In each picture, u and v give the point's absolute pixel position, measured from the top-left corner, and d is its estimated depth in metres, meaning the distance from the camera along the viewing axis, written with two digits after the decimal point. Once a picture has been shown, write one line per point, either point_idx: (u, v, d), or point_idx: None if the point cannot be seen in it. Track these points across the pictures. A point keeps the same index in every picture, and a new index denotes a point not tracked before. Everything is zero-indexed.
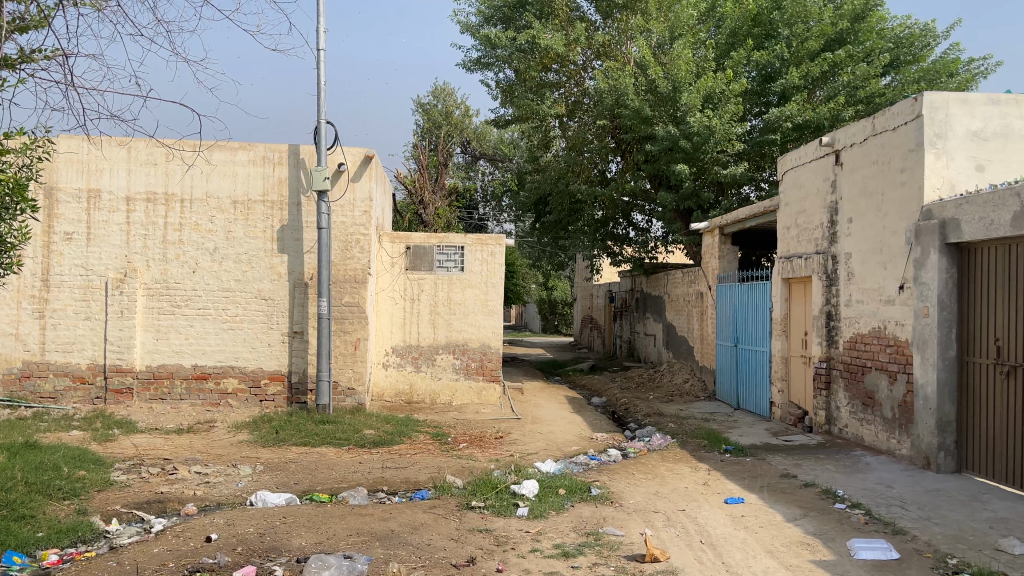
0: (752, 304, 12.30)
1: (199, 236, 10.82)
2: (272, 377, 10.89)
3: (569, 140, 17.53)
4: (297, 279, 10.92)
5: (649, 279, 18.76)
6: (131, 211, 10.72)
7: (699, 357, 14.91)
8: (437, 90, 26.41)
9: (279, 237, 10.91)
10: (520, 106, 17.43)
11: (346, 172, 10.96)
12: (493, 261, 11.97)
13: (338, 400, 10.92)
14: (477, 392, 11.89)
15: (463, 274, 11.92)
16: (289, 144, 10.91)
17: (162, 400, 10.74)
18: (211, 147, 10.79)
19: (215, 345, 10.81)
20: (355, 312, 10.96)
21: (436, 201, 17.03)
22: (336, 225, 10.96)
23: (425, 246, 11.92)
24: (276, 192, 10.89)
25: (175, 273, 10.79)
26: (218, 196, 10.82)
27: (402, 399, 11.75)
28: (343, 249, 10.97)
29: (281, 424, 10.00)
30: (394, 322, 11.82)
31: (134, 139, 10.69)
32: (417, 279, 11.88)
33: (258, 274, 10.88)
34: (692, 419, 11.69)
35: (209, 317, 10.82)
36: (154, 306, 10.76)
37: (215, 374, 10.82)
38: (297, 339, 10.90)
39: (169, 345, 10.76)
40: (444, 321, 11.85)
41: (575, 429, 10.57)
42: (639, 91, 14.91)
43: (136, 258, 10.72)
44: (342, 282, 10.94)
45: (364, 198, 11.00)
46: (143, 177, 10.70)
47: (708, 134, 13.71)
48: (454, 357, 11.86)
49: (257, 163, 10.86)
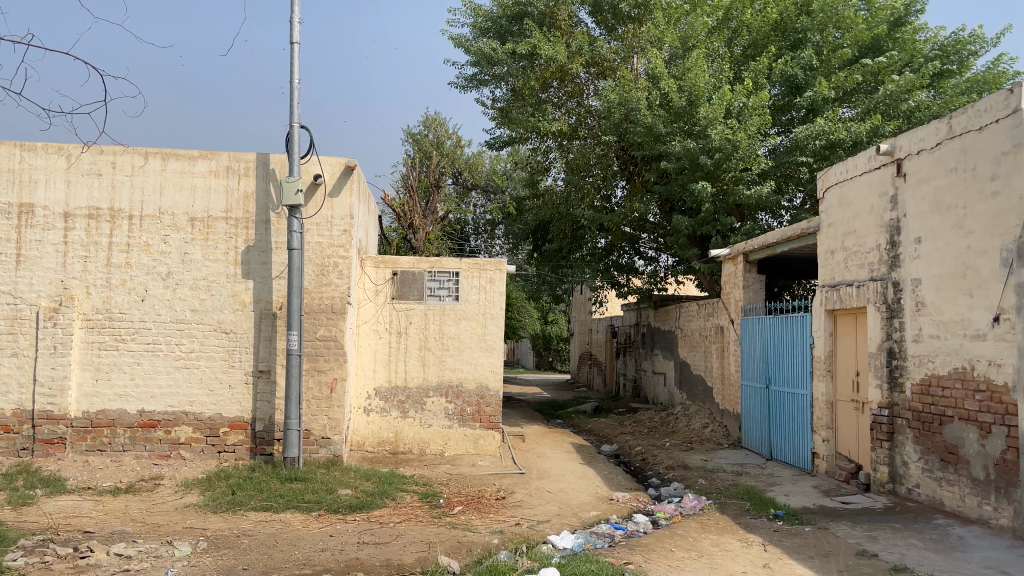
0: (787, 340, 10.78)
1: (149, 259, 9.24)
2: (233, 425, 9.26)
3: (571, 161, 16.16)
4: (264, 309, 9.36)
5: (659, 312, 17.25)
6: (70, 229, 9.15)
7: (720, 398, 13.36)
8: (427, 119, 25.19)
9: (245, 260, 9.36)
10: (519, 124, 16.06)
11: (324, 184, 9.46)
12: (493, 290, 10.46)
13: (310, 452, 9.30)
14: (473, 441, 10.28)
15: (458, 304, 10.39)
16: (258, 152, 9.43)
17: (101, 452, 9.08)
18: (166, 155, 9.30)
19: (166, 387, 9.19)
20: (332, 348, 9.37)
21: (428, 226, 15.49)
22: (312, 246, 9.43)
23: (415, 272, 10.39)
24: (241, 207, 9.38)
25: (120, 302, 9.18)
26: (173, 212, 9.29)
27: (385, 449, 10.13)
28: (318, 274, 9.43)
29: (240, 481, 8.35)
30: (377, 359, 10.23)
31: (76, 146, 9.18)
32: (405, 309, 10.32)
33: (219, 303, 9.30)
34: (723, 473, 10.09)
35: (159, 354, 9.20)
36: (94, 341, 9.14)
37: (164, 422, 9.18)
38: (263, 380, 9.30)
39: (111, 387, 9.12)
40: (435, 359, 10.28)
41: (589, 487, 8.97)
42: (651, 105, 13.56)
43: (74, 285, 9.12)
44: (316, 313, 9.38)
45: (344, 216, 9.48)
46: (85, 190, 9.17)
47: (730, 149, 12.34)
48: (447, 400, 10.28)
49: (219, 175, 9.37)
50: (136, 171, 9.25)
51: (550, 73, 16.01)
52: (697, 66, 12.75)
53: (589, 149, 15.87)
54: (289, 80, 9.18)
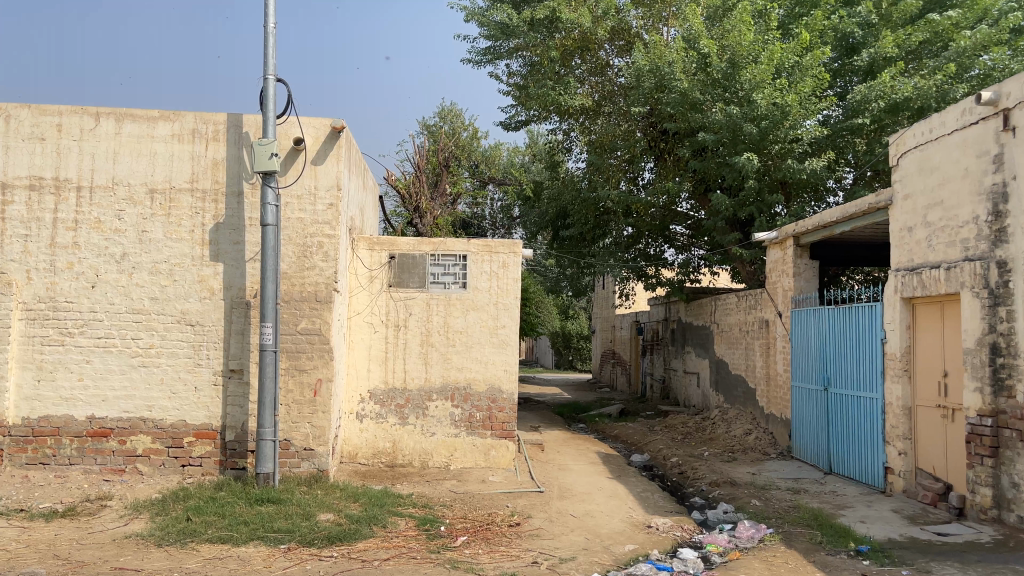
0: (851, 334, 9.20)
1: (100, 238, 7.84)
2: (200, 434, 7.84)
3: (595, 139, 14.67)
4: (235, 297, 7.93)
5: (692, 306, 15.72)
6: (8, 203, 7.76)
7: (765, 401, 11.80)
8: (442, 110, 23.83)
9: (213, 239, 7.94)
10: (537, 96, 14.61)
11: (306, 150, 8.01)
12: (507, 276, 8.97)
13: (290, 466, 7.86)
14: (483, 452, 8.80)
15: (466, 292, 8.91)
16: (229, 112, 8.00)
17: (43, 466, 7.69)
18: (121, 116, 7.91)
19: (120, 389, 7.79)
20: (315, 343, 7.93)
21: (436, 209, 13.89)
22: (291, 223, 7.99)
23: (415, 255, 8.93)
24: (208, 177, 7.95)
25: (66, 289, 7.79)
26: (129, 182, 7.88)
27: (381, 462, 8.68)
28: (299, 256, 7.98)
29: (200, 503, 6.91)
30: (372, 357, 8.78)
31: (15, 105, 7.79)
32: (404, 298, 8.86)
33: (182, 289, 7.89)
34: (778, 491, 8.54)
35: (112, 350, 7.80)
36: (36, 335, 7.76)
37: (118, 430, 7.78)
38: (234, 381, 7.87)
39: (56, 389, 7.74)
40: (440, 356, 8.82)
41: (621, 511, 7.46)
42: (688, 69, 12.18)
43: (13, 269, 7.75)
44: (297, 302, 7.94)
45: (329, 186, 8.04)
46: (25, 158, 7.78)
47: (779, 116, 10.97)
48: (453, 405, 8.80)
49: (183, 139, 7.96)
50: (86, 135, 7.85)
51: (573, 42, 14.67)
52: (741, 23, 11.38)
53: (616, 125, 14.40)
54: (263, 25, 7.75)
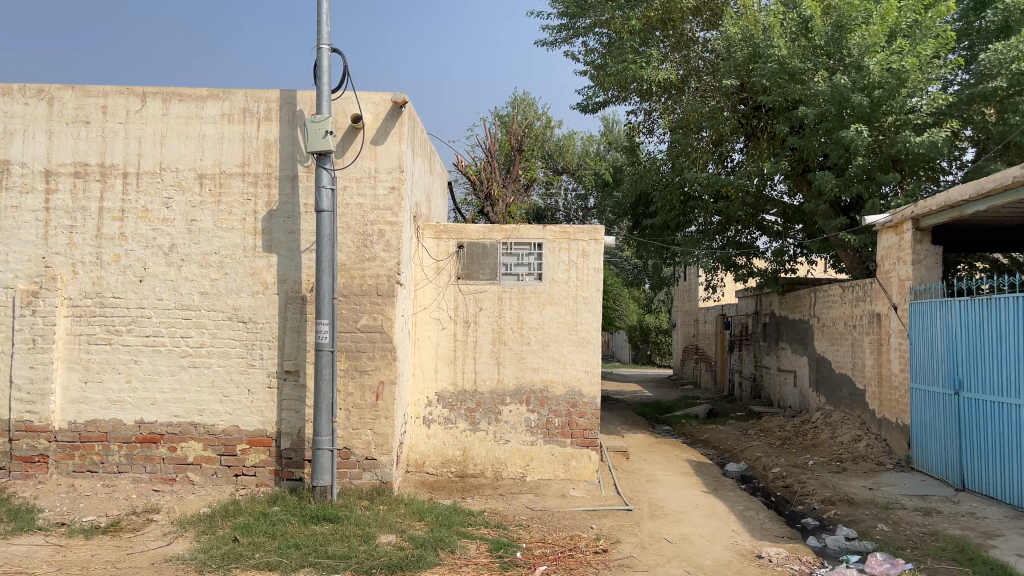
0: (987, 329, 7.92)
1: (147, 228, 7.26)
2: (253, 440, 7.19)
3: (679, 118, 13.58)
4: (290, 291, 7.24)
5: (787, 299, 14.46)
6: (52, 192, 7.23)
7: (877, 403, 10.53)
8: (514, 100, 23.02)
9: (266, 229, 7.26)
10: (616, 73, 13.62)
11: (365, 128, 7.25)
12: (587, 266, 8.03)
13: (351, 477, 7.13)
14: (563, 463, 7.90)
15: (542, 285, 8.01)
16: (282, 89, 7.30)
17: (91, 474, 7.16)
18: (168, 96, 7.30)
19: (170, 392, 7.19)
20: (377, 342, 7.17)
21: (509, 196, 13.02)
22: (350, 209, 7.24)
23: (485, 244, 8.08)
24: (260, 160, 7.28)
25: (113, 283, 7.22)
26: (177, 167, 7.27)
27: (450, 472, 7.88)
28: (359, 246, 7.23)
29: (250, 520, 6.22)
30: (440, 357, 7.99)
31: (59, 86, 7.26)
32: (473, 291, 8.02)
33: (234, 283, 7.24)
34: (906, 511, 7.36)
35: (161, 350, 7.21)
36: (82, 334, 7.21)
37: (168, 436, 7.19)
38: (289, 383, 7.19)
39: (103, 391, 7.19)
40: (514, 356, 7.96)
41: (723, 537, 6.45)
42: (786, 36, 11.07)
43: (58, 262, 7.22)
44: (356, 296, 7.20)
45: (390, 168, 7.25)
46: (70, 143, 7.24)
47: (895, 82, 9.78)
48: (529, 410, 7.93)
49: (233, 119, 7.30)
50: (131, 117, 7.27)
51: (655, 13, 13.67)
52: None
53: (703, 103, 13.31)
54: None
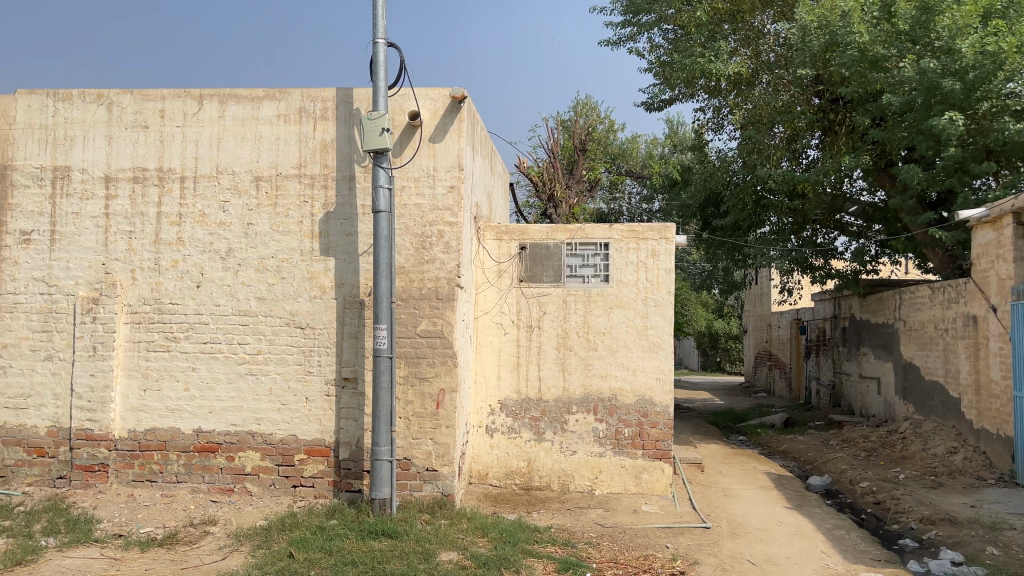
0: None
1: (205, 232, 7.11)
2: (311, 450, 6.96)
3: (751, 113, 12.98)
4: (348, 296, 7.00)
5: (869, 302, 13.66)
6: (111, 198, 7.15)
7: (974, 413, 9.75)
8: (576, 104, 22.66)
9: (323, 231, 7.04)
10: (683, 68, 13.12)
11: (423, 126, 6.97)
12: (657, 267, 7.56)
13: (411, 489, 6.83)
14: (634, 475, 7.45)
15: (609, 287, 7.58)
16: (338, 87, 7.08)
17: (150, 483, 7.03)
18: (224, 97, 7.16)
19: (227, 400, 7.02)
20: (437, 348, 6.87)
21: (573, 198, 12.60)
22: (408, 209, 6.96)
23: (549, 245, 7.70)
24: (316, 161, 7.06)
25: (171, 289, 7.10)
26: (234, 170, 7.12)
27: (515, 484, 7.52)
28: (417, 248, 6.94)
29: (307, 535, 5.96)
30: (502, 364, 7.63)
31: (118, 91, 7.19)
32: (537, 295, 7.65)
33: (291, 288, 7.04)
34: (1017, 532, 6.67)
35: (219, 357, 7.05)
36: (141, 341, 7.11)
37: (226, 446, 7.01)
38: (347, 391, 6.94)
39: (162, 399, 7.06)
40: (580, 362, 7.55)
41: (812, 559, 5.91)
42: (868, 21, 10.44)
43: (118, 268, 7.13)
44: (415, 301, 6.91)
45: (449, 166, 6.95)
46: (128, 147, 7.15)
47: (991, 65, 9.06)
48: (597, 419, 7.50)
49: (290, 119, 7.11)
50: (189, 120, 7.15)
51: (724, 5, 13.14)
52: None
53: (776, 97, 12.65)
54: None
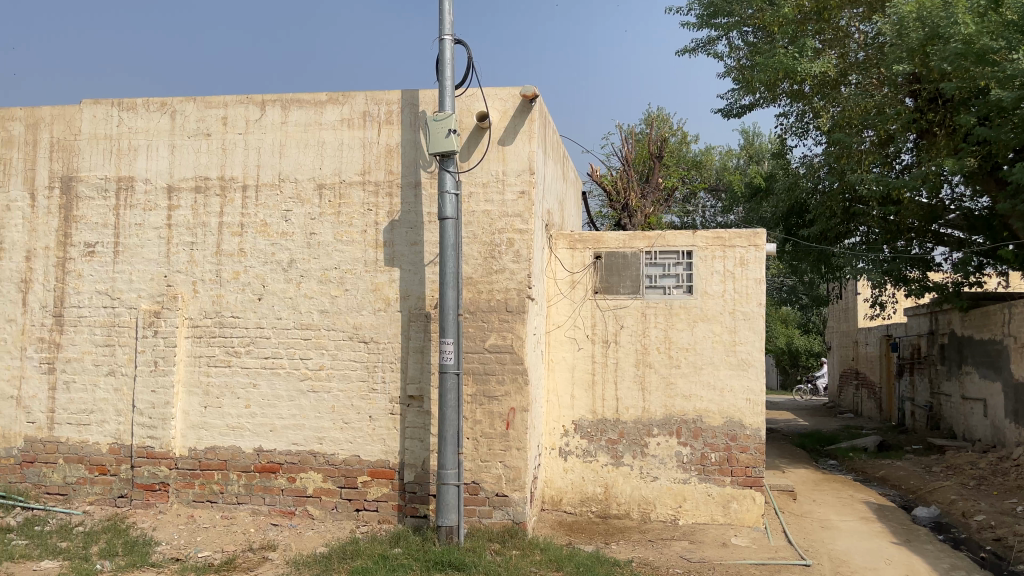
0: None
1: (266, 243, 6.84)
2: (375, 472, 6.58)
3: (839, 116, 12.21)
4: (414, 308, 6.61)
5: (972, 318, 12.63)
6: (174, 208, 6.96)
7: None
8: (649, 116, 22.07)
9: (388, 241, 6.68)
10: (765, 69, 12.44)
11: (492, 128, 6.56)
12: (745, 276, 6.95)
13: (480, 516, 6.37)
14: (722, 504, 6.82)
15: (693, 299, 7.01)
16: (403, 89, 6.74)
17: (210, 504, 6.75)
18: (287, 103, 6.91)
19: (289, 418, 6.71)
20: (507, 364, 6.41)
21: (648, 207, 12.01)
22: (476, 217, 6.54)
23: (626, 254, 7.18)
24: (381, 168, 6.73)
25: (233, 302, 6.85)
26: (296, 178, 6.84)
27: (591, 512, 6.98)
28: (486, 257, 6.52)
29: (368, 564, 5.56)
30: (577, 382, 7.12)
31: (181, 99, 7.01)
32: (614, 307, 7.11)
33: (355, 300, 6.70)
34: None
35: (280, 373, 6.75)
36: (202, 356, 6.86)
37: (287, 466, 6.69)
38: (413, 410, 6.54)
39: (222, 417, 6.79)
40: (661, 381, 6.98)
41: None
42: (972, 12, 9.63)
43: (179, 281, 6.92)
44: (484, 314, 6.47)
45: (520, 170, 6.51)
46: (191, 156, 6.96)
47: None
48: (680, 443, 6.91)
49: (353, 124, 6.80)
50: (251, 127, 6.92)
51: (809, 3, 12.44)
52: None
53: (867, 96, 11.85)
54: None
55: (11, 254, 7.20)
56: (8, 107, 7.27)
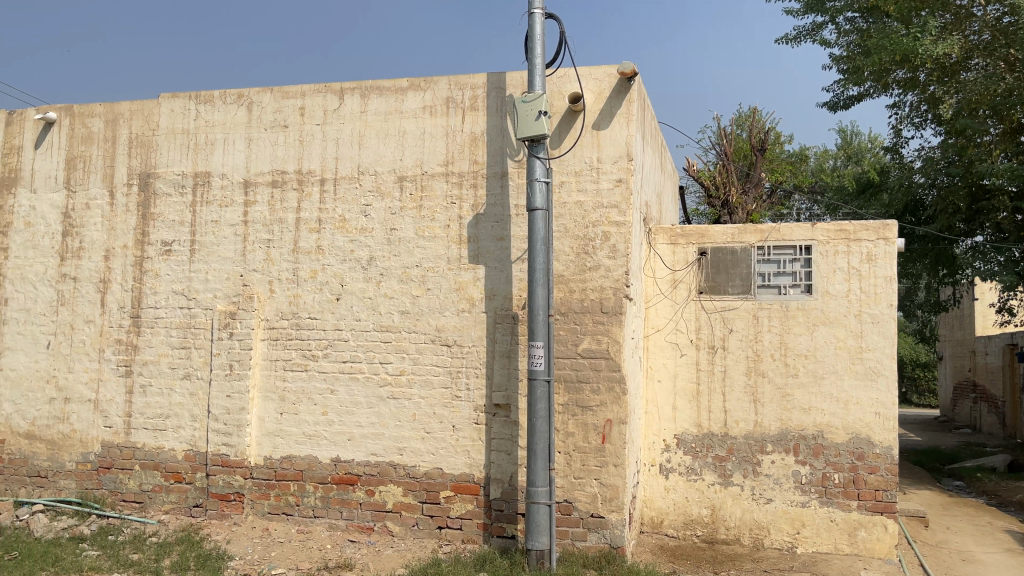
0: None
1: (345, 239, 6.44)
2: (458, 487, 6.06)
3: (964, 100, 10.93)
4: (500, 309, 6.08)
5: None
6: (251, 204, 6.64)
7: None
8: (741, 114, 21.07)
9: (472, 236, 6.17)
10: (878, 53, 11.31)
11: (586, 111, 5.97)
12: (872, 274, 6.14)
13: (573, 539, 5.76)
14: (847, 533, 6.01)
15: (813, 299, 6.24)
16: (489, 72, 6.23)
17: (286, 517, 6.37)
18: (366, 90, 6.50)
19: (367, 426, 6.27)
20: (603, 371, 5.80)
21: (750, 203, 11.20)
22: (568, 208, 5.97)
23: (735, 250, 6.47)
24: (465, 157, 6.23)
25: (310, 303, 6.46)
26: (376, 170, 6.42)
27: (695, 536, 6.28)
28: (579, 253, 5.92)
29: None
30: (679, 391, 6.44)
31: (258, 90, 6.70)
32: (721, 309, 6.41)
33: (438, 300, 6.22)
34: None
35: (359, 378, 6.32)
36: (278, 359, 6.50)
37: (366, 478, 6.25)
38: (499, 420, 6.00)
39: (299, 425, 6.41)
40: (775, 391, 6.23)
41: None
42: None
43: (256, 280, 6.59)
44: (577, 315, 5.88)
45: (617, 157, 5.90)
46: (268, 150, 6.64)
47: None
48: (798, 461, 6.14)
49: (436, 111, 6.33)
50: (329, 117, 6.54)
51: None
52: None
53: (998, 80, 10.62)
54: None
55: (90, 253, 7.02)
56: (88, 104, 7.12)
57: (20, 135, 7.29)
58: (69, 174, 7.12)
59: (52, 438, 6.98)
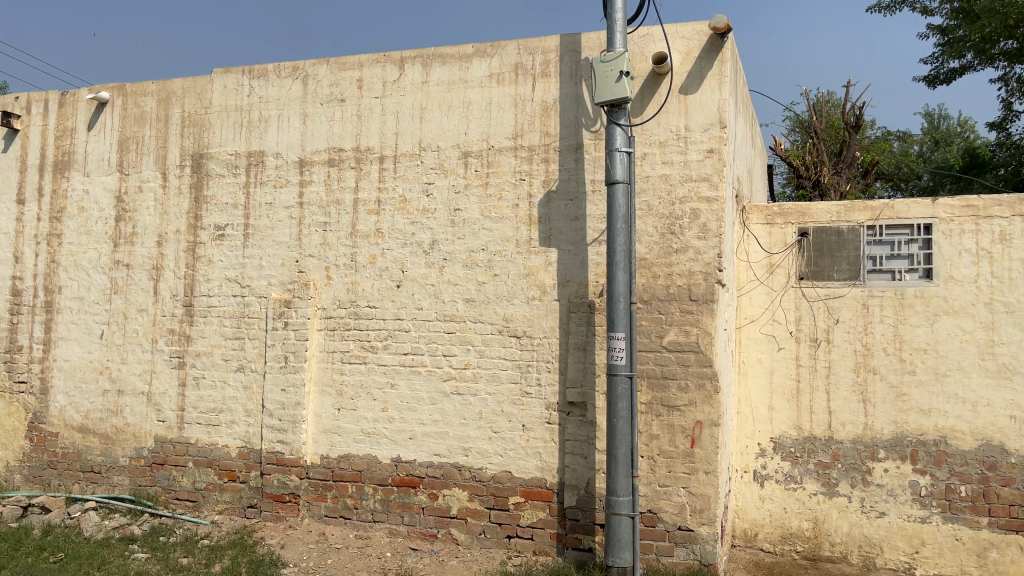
0: None
1: (406, 222, 5.94)
2: (529, 493, 5.50)
3: None
4: (574, 296, 5.48)
5: None
6: (306, 185, 6.21)
7: None
8: None
9: (544, 216, 5.59)
10: (988, 17, 10.29)
11: (672, 73, 5.32)
12: (1005, 257, 5.32)
13: (658, 553, 5.13)
14: (975, 553, 5.23)
15: (933, 286, 5.45)
16: (562, 34, 5.63)
17: (344, 521, 5.92)
18: (428, 58, 5.98)
19: (430, 425, 5.77)
20: (691, 367, 5.15)
21: (844, 184, 10.38)
22: (651, 183, 5.34)
23: (841, 230, 5.74)
24: (536, 129, 5.65)
25: (369, 291, 5.99)
26: (438, 146, 5.90)
27: (796, 553, 5.57)
28: (664, 234, 5.28)
29: None
30: (776, 389, 5.74)
31: (314, 62, 6.26)
32: (825, 297, 5.68)
33: (505, 287, 5.66)
34: None
35: (421, 372, 5.82)
36: (335, 351, 6.05)
37: (429, 481, 5.75)
38: (574, 419, 5.41)
39: (357, 421, 5.94)
40: (888, 390, 5.48)
41: None
42: None
43: (312, 266, 6.15)
44: (662, 303, 5.24)
45: (707, 124, 5.23)
46: (324, 126, 6.19)
47: None
48: (916, 471, 5.38)
49: (503, 79, 5.77)
50: (389, 88, 6.04)
51: None
52: None
53: None
54: None
55: (143, 239, 6.70)
56: (141, 82, 6.80)
57: (73, 116, 7.04)
58: (122, 157, 6.82)
59: (106, 432, 6.69)
